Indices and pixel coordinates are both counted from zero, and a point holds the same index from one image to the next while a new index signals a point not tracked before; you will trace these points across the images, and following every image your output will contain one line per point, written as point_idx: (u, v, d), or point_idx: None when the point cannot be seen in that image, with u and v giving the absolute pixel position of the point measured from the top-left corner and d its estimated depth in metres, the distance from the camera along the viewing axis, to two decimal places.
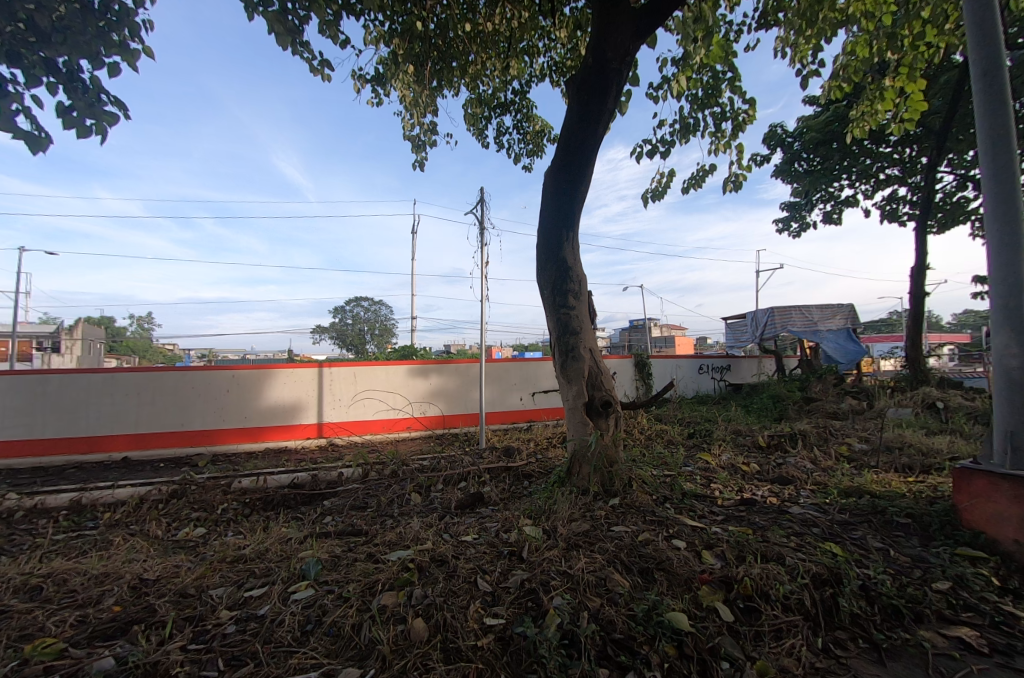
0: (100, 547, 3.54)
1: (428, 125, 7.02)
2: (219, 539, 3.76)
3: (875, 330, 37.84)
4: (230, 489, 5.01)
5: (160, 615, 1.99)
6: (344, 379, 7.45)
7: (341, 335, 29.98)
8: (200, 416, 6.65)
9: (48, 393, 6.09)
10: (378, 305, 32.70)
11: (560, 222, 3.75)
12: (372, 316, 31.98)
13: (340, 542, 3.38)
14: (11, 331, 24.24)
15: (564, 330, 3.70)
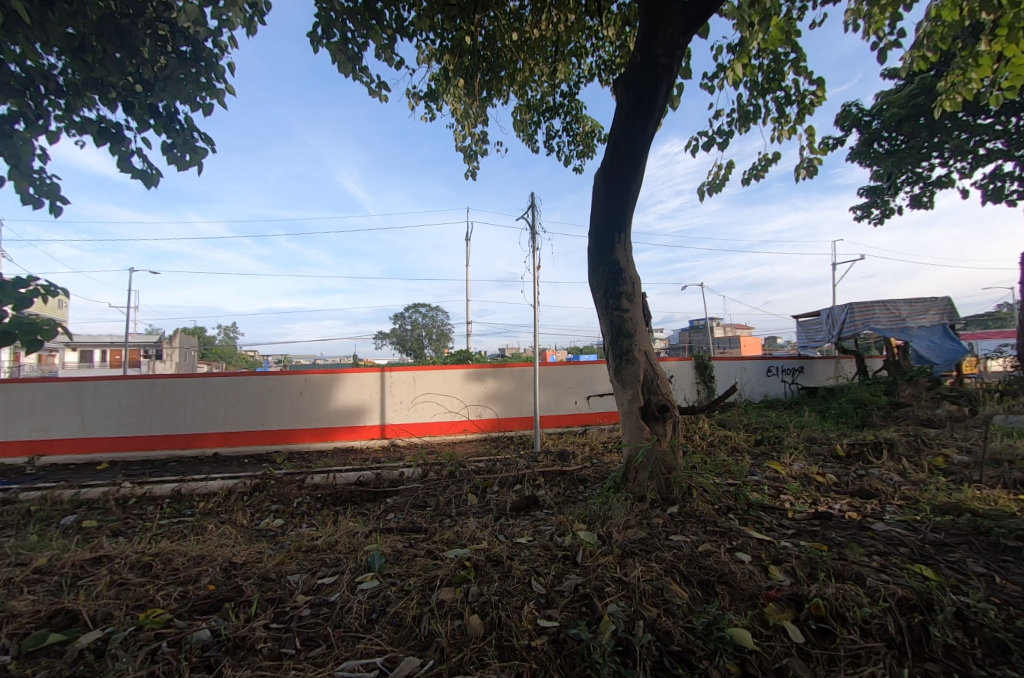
0: (196, 531, 4.24)
1: (479, 136, 7.59)
2: (293, 529, 4.34)
3: (982, 327, 33.40)
4: (304, 484, 5.67)
5: (245, 595, 2.47)
6: (404, 383, 8.12)
7: (402, 341, 31.61)
8: (277, 417, 7.58)
9: (154, 396, 7.22)
10: (437, 310, 33.98)
11: (611, 223, 3.89)
12: (431, 322, 33.32)
13: (401, 538, 3.82)
14: (125, 344, 28.20)
15: (619, 332, 3.88)
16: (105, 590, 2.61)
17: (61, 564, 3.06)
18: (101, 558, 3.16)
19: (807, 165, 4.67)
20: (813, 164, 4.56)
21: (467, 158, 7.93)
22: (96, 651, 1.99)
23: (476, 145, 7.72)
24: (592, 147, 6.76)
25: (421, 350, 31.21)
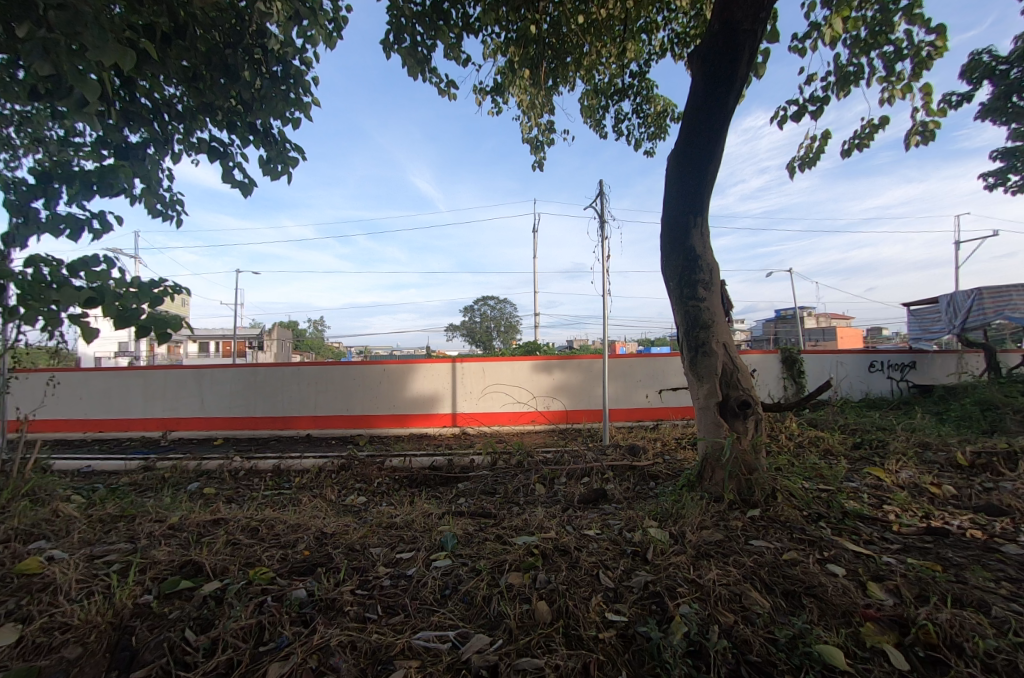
0: (294, 503, 4.88)
1: (547, 126, 7.56)
2: (375, 508, 4.80)
3: None
4: (382, 465, 6.14)
5: (334, 562, 2.79)
6: (474, 373, 8.73)
7: (471, 333, 32.59)
8: (360, 404, 8.59)
9: (258, 382, 8.53)
10: (504, 302, 34.35)
11: (686, 206, 3.69)
12: (500, 314, 33.83)
13: (472, 521, 4.19)
14: (234, 335, 32.21)
15: (693, 323, 3.71)
16: (223, 547, 3.08)
17: (189, 523, 3.62)
18: (218, 522, 3.70)
19: (924, 130, 3.96)
20: (929, 129, 3.86)
21: (533, 151, 7.96)
22: (216, 598, 2.35)
23: (543, 136, 7.70)
24: (664, 127, 6.42)
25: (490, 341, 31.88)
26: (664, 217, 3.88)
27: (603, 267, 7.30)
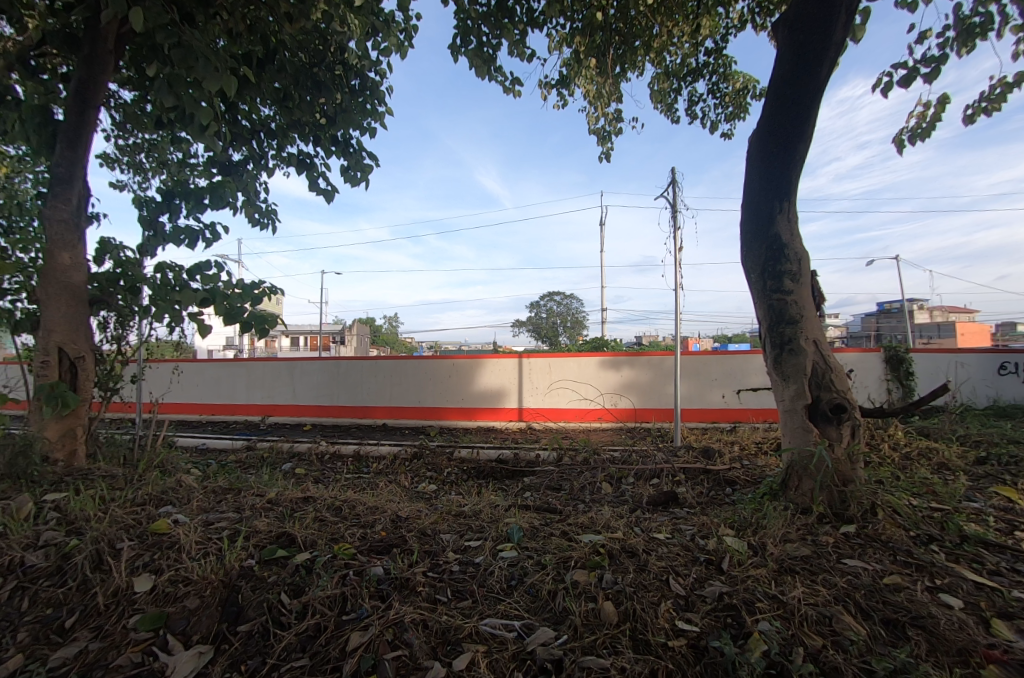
0: (373, 485, 5.40)
1: (614, 115, 7.22)
2: (444, 495, 5.07)
3: None
4: (453, 456, 6.92)
5: (408, 545, 2.82)
6: (540, 369, 8.93)
7: (537, 328, 32.66)
8: (429, 396, 9.37)
9: (341, 374, 9.81)
10: (571, 297, 33.89)
11: (770, 190, 3.23)
12: (566, 309, 33.53)
13: (538, 515, 4.28)
14: (321, 329, 35.27)
15: (779, 318, 3.23)
16: (311, 521, 3.48)
17: (284, 498, 4.02)
18: (308, 499, 4.09)
19: None
20: None
21: (600, 142, 7.63)
22: (306, 569, 2.40)
23: (609, 125, 7.34)
24: (744, 107, 5.83)
25: (556, 336, 31.65)
26: (745, 205, 3.44)
27: (677, 260, 7.51)
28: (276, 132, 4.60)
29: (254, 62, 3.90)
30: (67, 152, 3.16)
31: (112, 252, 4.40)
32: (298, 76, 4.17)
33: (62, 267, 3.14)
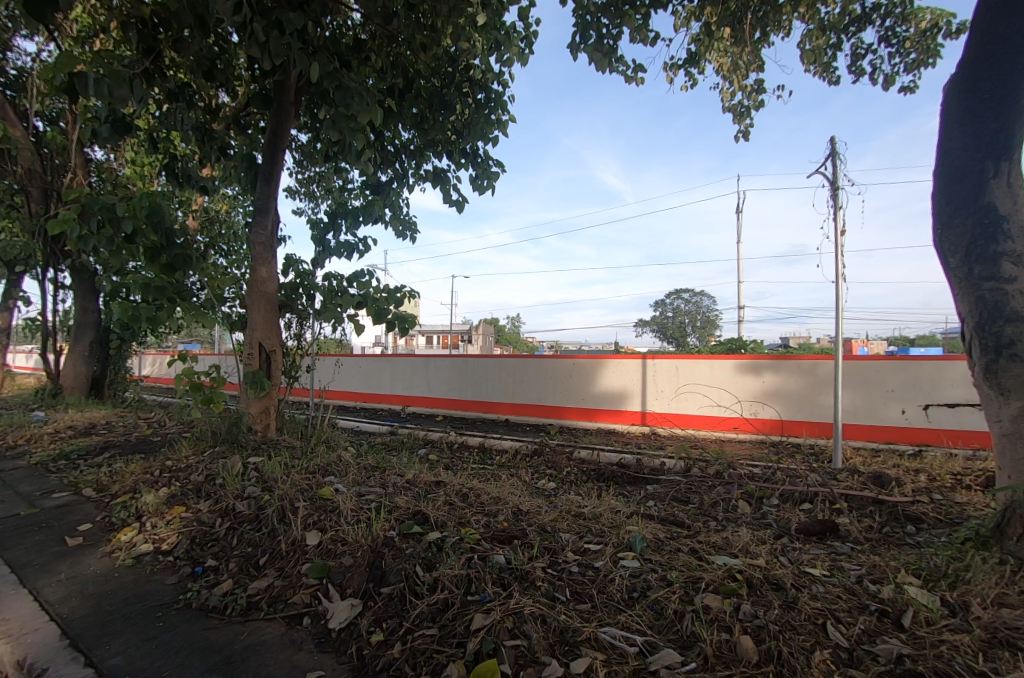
0: (496, 478, 5.39)
1: (755, 83, 5.73)
2: (564, 495, 4.98)
3: None
4: (573, 456, 6.40)
5: (526, 538, 3.33)
6: (667, 372, 7.65)
7: (663, 328, 30.21)
8: (550, 395, 8.70)
9: (467, 369, 9.74)
10: (701, 295, 30.70)
11: (981, 138, 2.09)
12: (697, 308, 30.45)
13: (663, 528, 3.95)
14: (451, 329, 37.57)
15: (988, 315, 2.05)
16: (442, 504, 4.01)
17: (420, 480, 4.66)
18: (439, 483, 4.68)
19: None
20: None
21: (736, 121, 6.19)
22: (436, 546, 2.99)
23: (748, 99, 5.88)
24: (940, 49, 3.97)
25: (688, 334, 28.58)
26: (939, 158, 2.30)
27: (840, 247, 5.71)
28: (415, 152, 5.98)
29: (398, 93, 5.13)
30: (266, 188, 5.35)
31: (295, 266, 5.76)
32: (432, 98, 5.18)
33: (262, 279, 5.29)
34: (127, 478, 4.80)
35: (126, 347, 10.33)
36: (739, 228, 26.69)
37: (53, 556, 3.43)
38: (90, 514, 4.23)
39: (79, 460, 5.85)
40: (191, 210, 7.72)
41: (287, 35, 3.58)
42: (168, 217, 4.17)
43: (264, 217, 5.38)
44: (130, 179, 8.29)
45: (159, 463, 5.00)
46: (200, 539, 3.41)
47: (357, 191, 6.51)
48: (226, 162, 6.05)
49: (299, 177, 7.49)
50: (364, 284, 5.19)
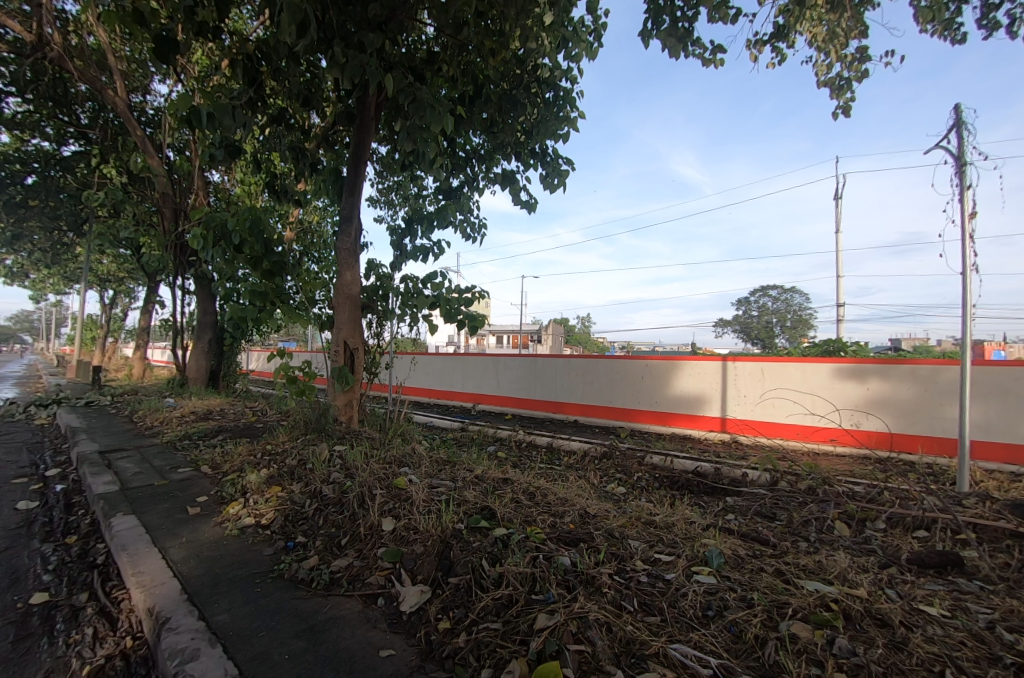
0: (561, 478, 4.83)
1: (856, 52, 4.61)
2: (634, 501, 4.30)
3: None
4: (644, 461, 5.68)
5: (595, 542, 2.93)
6: (751, 375, 6.58)
7: (746, 328, 27.59)
8: (621, 397, 7.93)
9: (536, 369, 9.23)
10: (793, 292, 27.64)
11: None
12: (786, 305, 27.40)
13: (743, 544, 3.25)
14: (518, 328, 37.49)
15: None
16: (508, 501, 3.59)
17: (489, 475, 4.26)
18: (507, 480, 4.23)
19: None
20: None
21: (832, 99, 5.07)
22: (503, 542, 2.81)
23: (847, 69, 4.75)
24: None
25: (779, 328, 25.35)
26: None
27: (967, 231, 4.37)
28: (484, 157, 5.81)
29: (468, 100, 5.03)
30: (350, 198, 5.30)
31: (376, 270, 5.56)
32: (501, 102, 5.05)
33: (347, 282, 5.24)
34: (235, 457, 5.14)
35: (238, 344, 11.02)
36: (840, 215, 23.39)
37: (177, 523, 3.79)
38: (207, 487, 4.66)
39: (199, 439, 6.43)
40: (289, 222, 8.24)
41: (365, 55, 3.70)
42: (269, 229, 4.56)
43: (348, 227, 5.28)
44: (239, 197, 8.64)
45: (260, 446, 5.24)
46: (293, 518, 3.60)
47: (432, 198, 6.31)
48: (316, 178, 6.16)
49: (380, 186, 7.39)
50: (438, 285, 5.10)
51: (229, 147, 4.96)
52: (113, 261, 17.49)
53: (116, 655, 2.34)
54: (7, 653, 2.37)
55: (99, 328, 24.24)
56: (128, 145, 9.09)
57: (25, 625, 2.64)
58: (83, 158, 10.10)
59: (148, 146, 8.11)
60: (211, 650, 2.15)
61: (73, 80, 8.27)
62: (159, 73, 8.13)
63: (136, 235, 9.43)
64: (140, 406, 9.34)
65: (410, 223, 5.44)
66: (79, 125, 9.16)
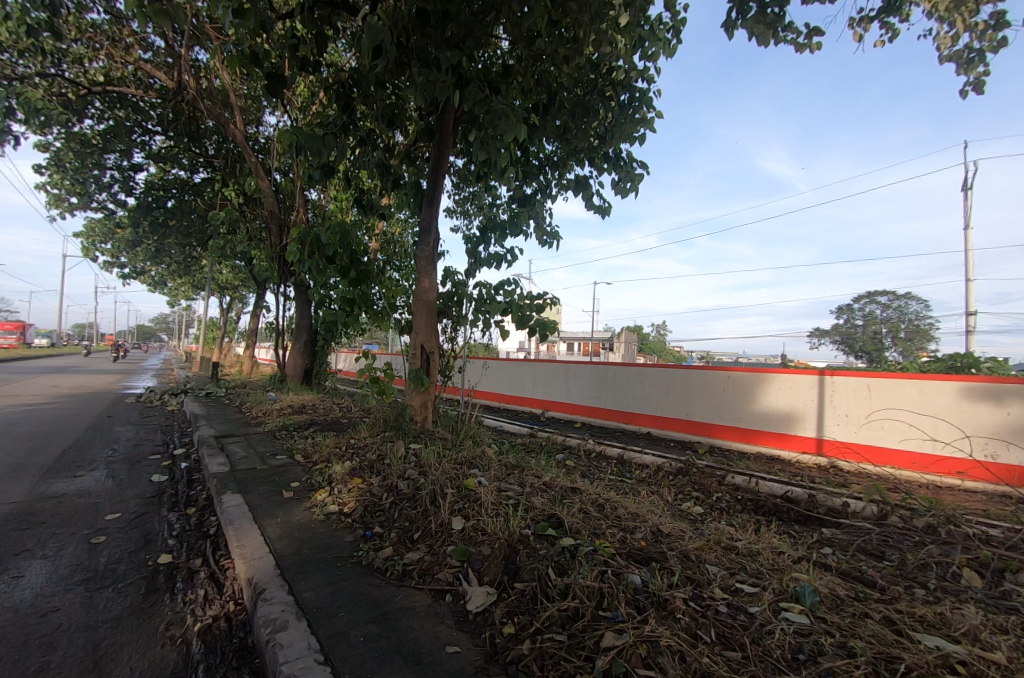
0: (631, 492, 4.18)
1: (988, 19, 3.48)
2: (712, 523, 3.58)
3: None
4: (725, 481, 4.80)
5: (669, 563, 2.50)
6: (855, 393, 5.32)
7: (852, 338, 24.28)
8: (700, 409, 6.83)
9: (608, 377, 8.34)
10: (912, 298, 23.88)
11: None
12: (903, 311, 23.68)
13: (845, 584, 2.55)
14: (593, 335, 36.34)
15: None
16: (576, 511, 3.08)
17: (557, 483, 3.74)
18: (576, 489, 3.68)
19: None
20: None
21: (959, 74, 3.96)
22: (571, 552, 2.50)
23: (978, 39, 3.62)
24: None
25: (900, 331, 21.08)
26: None
27: None
28: (558, 163, 5.26)
29: (541, 109, 4.52)
30: (430, 210, 5.03)
31: (452, 279, 5.29)
32: (575, 109, 4.54)
33: (425, 289, 4.98)
34: (324, 448, 5.07)
35: (329, 344, 11.39)
36: (969, 209, 19.97)
37: (276, 504, 3.74)
38: (299, 475, 4.58)
39: (294, 430, 6.59)
40: (375, 234, 8.40)
41: (440, 73, 3.50)
42: (357, 241, 4.38)
43: (427, 237, 5.02)
44: (333, 212, 8.56)
45: (347, 439, 5.17)
46: (372, 508, 3.42)
47: (505, 207, 5.93)
48: (400, 192, 5.92)
49: (456, 197, 7.21)
50: (510, 291, 4.69)
51: (324, 167, 4.96)
52: (230, 272, 19.07)
53: (219, 618, 2.44)
54: (136, 605, 2.61)
55: (219, 329, 26.74)
56: (243, 170, 9.57)
57: (151, 582, 2.88)
58: (209, 183, 10.98)
59: (259, 170, 8.56)
60: (298, 623, 2.13)
61: (204, 118, 9.05)
62: (271, 106, 8.64)
63: (250, 250, 10.03)
64: (247, 399, 9.98)
65: (485, 233, 5.11)
66: (207, 156, 9.96)
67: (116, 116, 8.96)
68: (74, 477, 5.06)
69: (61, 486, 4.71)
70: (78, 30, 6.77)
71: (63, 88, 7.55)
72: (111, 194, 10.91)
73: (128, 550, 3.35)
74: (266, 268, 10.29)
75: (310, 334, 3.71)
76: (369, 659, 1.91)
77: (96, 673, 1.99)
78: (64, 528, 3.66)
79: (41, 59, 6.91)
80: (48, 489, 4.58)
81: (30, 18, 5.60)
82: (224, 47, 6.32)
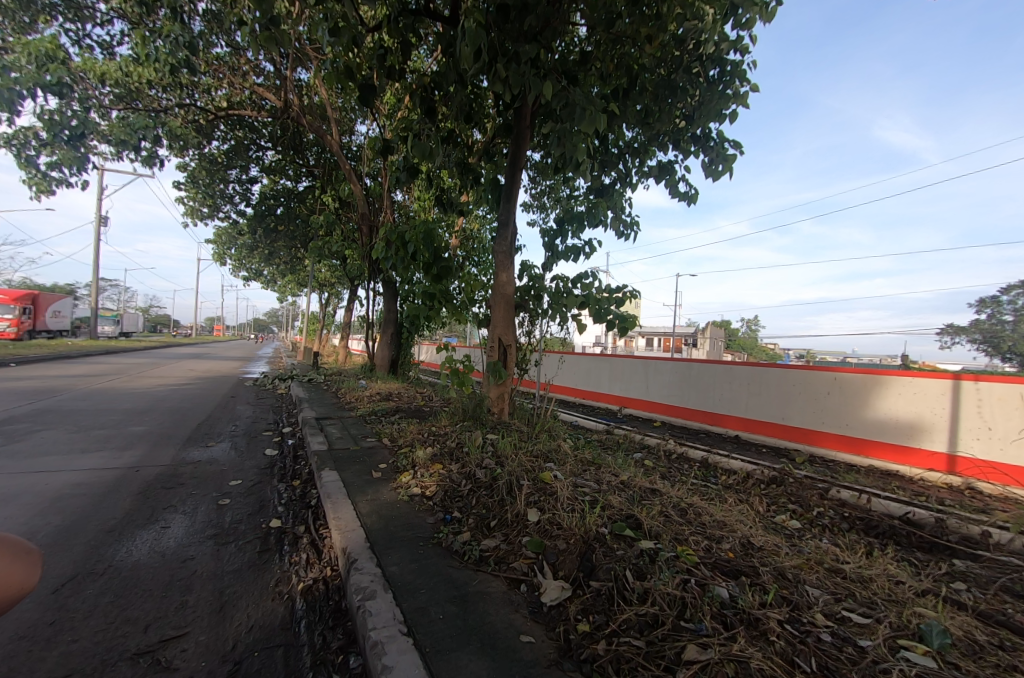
0: (719, 499, 3.42)
1: None
2: (813, 541, 2.75)
3: None
4: (829, 494, 3.80)
5: (762, 579, 1.83)
6: (1002, 403, 4.01)
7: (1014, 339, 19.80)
8: (800, 412, 5.65)
9: (691, 373, 7.32)
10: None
11: None
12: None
13: (995, 631, 1.72)
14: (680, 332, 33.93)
15: None
16: (655, 514, 2.43)
17: (636, 483, 3.09)
18: (657, 491, 3.00)
19: None
20: None
21: None
22: (651, 556, 1.91)
23: None
24: None
25: None
26: None
27: None
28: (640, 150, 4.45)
29: (621, 96, 3.82)
30: (508, 203, 4.56)
31: (528, 270, 4.83)
32: (658, 88, 3.80)
33: (502, 283, 4.51)
34: (409, 434, 4.82)
35: (413, 336, 11.42)
36: None
37: (366, 482, 3.48)
38: (384, 457, 4.34)
39: (383, 416, 6.48)
40: (456, 231, 8.13)
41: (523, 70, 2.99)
42: (440, 239, 4.05)
43: (505, 230, 4.56)
44: (417, 212, 8.43)
45: (429, 426, 4.88)
46: (451, 493, 3.01)
47: (582, 198, 5.32)
48: (479, 188, 5.44)
49: (532, 190, 6.66)
50: (588, 284, 4.11)
51: (410, 168, 4.58)
52: (330, 272, 20.23)
53: (320, 580, 2.19)
54: (254, 560, 2.44)
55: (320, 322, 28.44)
56: (338, 176, 9.74)
57: (265, 541, 2.69)
58: (310, 190, 11.41)
59: (352, 176, 8.50)
60: (387, 594, 1.82)
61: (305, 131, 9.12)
62: (363, 116, 8.64)
63: (344, 250, 10.25)
64: (342, 385, 10.32)
65: (561, 223, 4.56)
66: (309, 166, 10.30)
67: (237, 136, 9.51)
68: (207, 445, 5.35)
69: (196, 453, 4.91)
70: (207, 64, 7.05)
71: (196, 115, 7.96)
72: (233, 204, 11.75)
73: (247, 512, 3.23)
74: (358, 266, 10.43)
75: (388, 328, 3.47)
76: (448, 636, 1.56)
77: (221, 619, 1.84)
78: (198, 489, 3.69)
79: (179, 92, 7.43)
80: (188, 455, 4.80)
81: (171, 58, 5.89)
82: (323, 64, 6.26)
